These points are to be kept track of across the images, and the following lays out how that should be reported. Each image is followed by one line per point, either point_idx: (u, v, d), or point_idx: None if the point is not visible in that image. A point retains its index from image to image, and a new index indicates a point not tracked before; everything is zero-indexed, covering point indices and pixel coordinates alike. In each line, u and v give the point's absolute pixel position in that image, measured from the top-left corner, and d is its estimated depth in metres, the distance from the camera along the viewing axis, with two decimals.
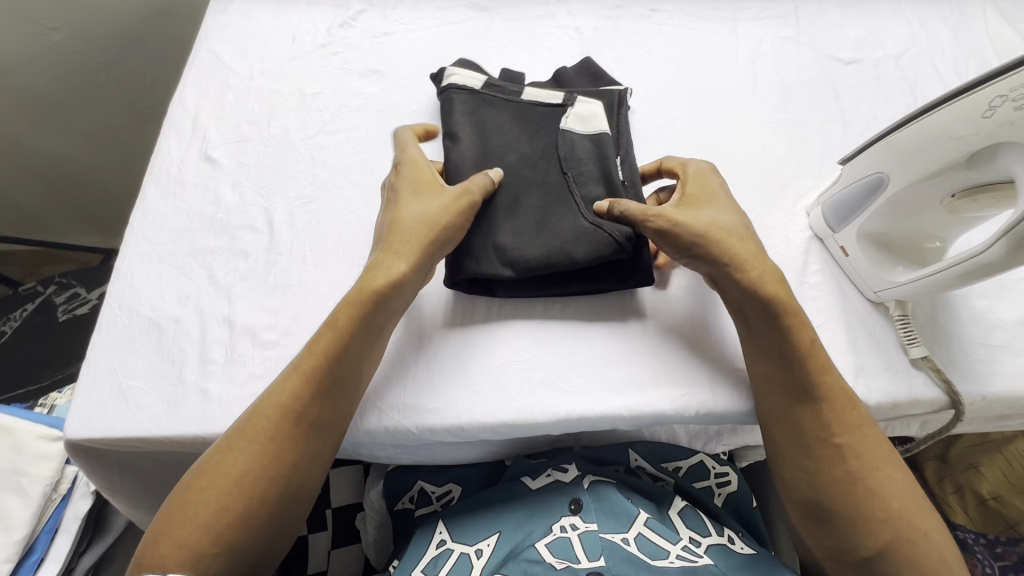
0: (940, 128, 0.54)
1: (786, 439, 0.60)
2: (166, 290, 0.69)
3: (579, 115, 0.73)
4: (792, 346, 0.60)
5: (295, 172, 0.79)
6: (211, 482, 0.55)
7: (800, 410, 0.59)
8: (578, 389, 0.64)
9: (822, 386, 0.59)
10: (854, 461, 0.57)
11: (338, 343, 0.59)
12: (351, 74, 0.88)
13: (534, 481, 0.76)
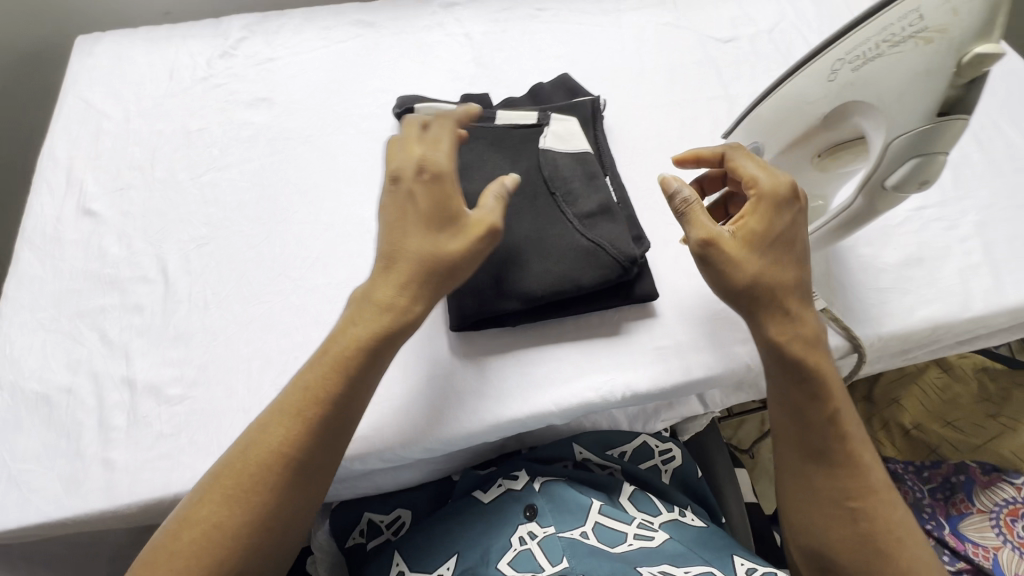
0: (795, 99, 0.56)
1: (802, 494, 0.60)
2: (54, 359, 0.64)
3: (557, 133, 0.76)
4: (812, 407, 0.59)
5: (187, 213, 0.75)
6: (181, 533, 0.51)
7: (814, 470, 0.59)
8: (503, 391, 0.64)
9: (840, 439, 0.59)
10: (866, 526, 0.57)
11: (334, 385, 0.55)
12: (238, 105, 0.85)
13: (485, 493, 0.75)
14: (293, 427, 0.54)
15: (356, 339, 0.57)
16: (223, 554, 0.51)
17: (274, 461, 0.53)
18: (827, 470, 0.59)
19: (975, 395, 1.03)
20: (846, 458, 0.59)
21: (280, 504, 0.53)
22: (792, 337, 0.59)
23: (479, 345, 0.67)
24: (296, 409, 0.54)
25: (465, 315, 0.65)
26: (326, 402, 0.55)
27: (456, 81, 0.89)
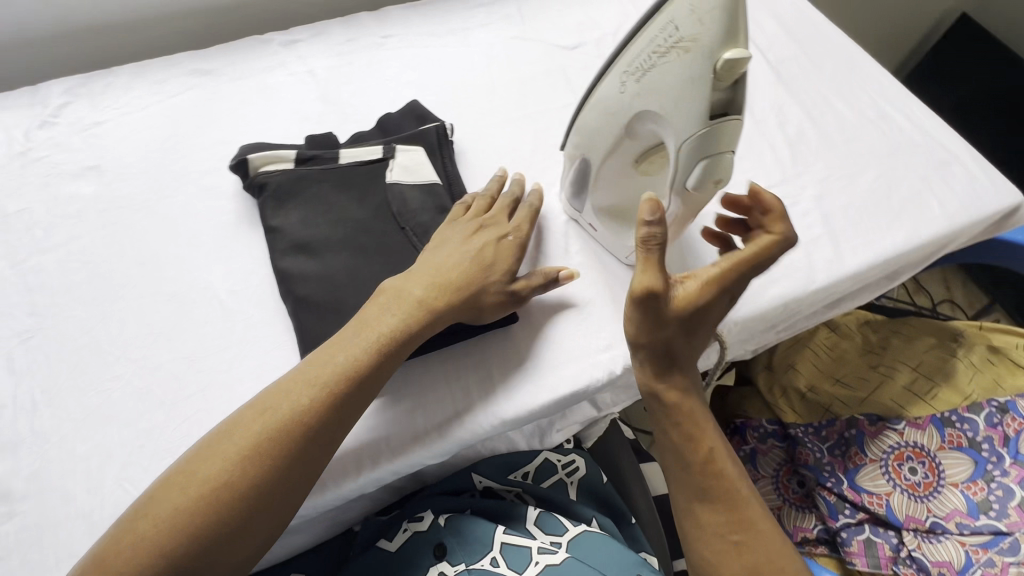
0: (601, 109, 0.60)
1: (690, 532, 0.63)
2: None
3: (404, 166, 0.75)
4: (687, 446, 0.63)
5: (8, 307, 0.69)
6: (172, 483, 0.52)
7: (698, 507, 0.63)
8: (368, 444, 0.63)
9: (716, 475, 0.63)
10: (745, 559, 0.60)
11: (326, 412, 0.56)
12: (62, 177, 0.79)
13: (391, 542, 0.71)
14: (317, 398, 0.56)
15: (383, 327, 0.60)
16: (216, 512, 0.52)
17: (286, 428, 0.55)
18: (706, 504, 0.62)
19: (860, 349, 1.09)
20: (725, 492, 0.62)
21: (271, 476, 0.53)
22: (665, 386, 0.64)
23: None
24: (312, 378, 0.57)
25: None
26: (348, 381, 0.57)
27: (301, 122, 0.86)
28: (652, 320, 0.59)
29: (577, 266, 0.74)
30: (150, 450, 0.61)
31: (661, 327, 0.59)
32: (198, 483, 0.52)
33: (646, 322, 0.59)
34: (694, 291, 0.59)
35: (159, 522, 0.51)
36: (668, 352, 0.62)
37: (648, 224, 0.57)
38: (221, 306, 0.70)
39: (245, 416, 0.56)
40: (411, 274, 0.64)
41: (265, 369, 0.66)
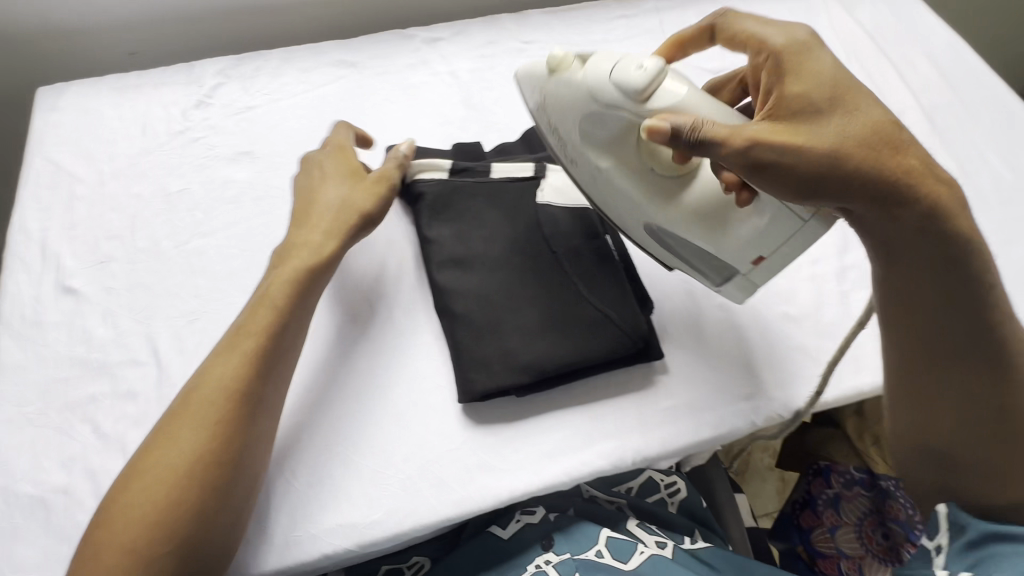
0: (591, 175, 0.65)
1: (911, 400, 0.62)
2: (46, 458, 0.61)
3: (556, 186, 0.74)
4: (940, 296, 0.56)
5: (174, 286, 0.72)
6: (156, 441, 0.56)
7: (938, 373, 0.60)
8: (515, 465, 0.64)
9: (992, 341, 0.57)
10: (1000, 430, 0.58)
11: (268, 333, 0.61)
12: (219, 160, 0.81)
13: (503, 529, 0.72)
14: (238, 367, 0.58)
15: (271, 299, 0.62)
16: (177, 497, 0.53)
17: (219, 410, 0.56)
18: (980, 367, 0.58)
19: None
20: (1006, 356, 0.57)
21: (222, 450, 0.55)
22: (946, 217, 0.53)
23: (489, 417, 0.66)
24: (233, 345, 0.60)
25: (472, 388, 0.64)
26: (269, 338, 0.61)
27: (445, 126, 0.86)
28: (793, 151, 0.52)
29: (721, 306, 0.74)
30: (311, 443, 0.64)
31: (812, 144, 0.52)
32: (162, 468, 0.54)
33: (793, 150, 0.52)
34: (821, 133, 0.52)
35: (136, 523, 0.52)
36: (860, 171, 0.51)
37: (673, 140, 0.54)
38: (373, 309, 0.72)
39: (171, 416, 0.57)
40: (308, 224, 0.68)
41: (410, 379, 0.68)
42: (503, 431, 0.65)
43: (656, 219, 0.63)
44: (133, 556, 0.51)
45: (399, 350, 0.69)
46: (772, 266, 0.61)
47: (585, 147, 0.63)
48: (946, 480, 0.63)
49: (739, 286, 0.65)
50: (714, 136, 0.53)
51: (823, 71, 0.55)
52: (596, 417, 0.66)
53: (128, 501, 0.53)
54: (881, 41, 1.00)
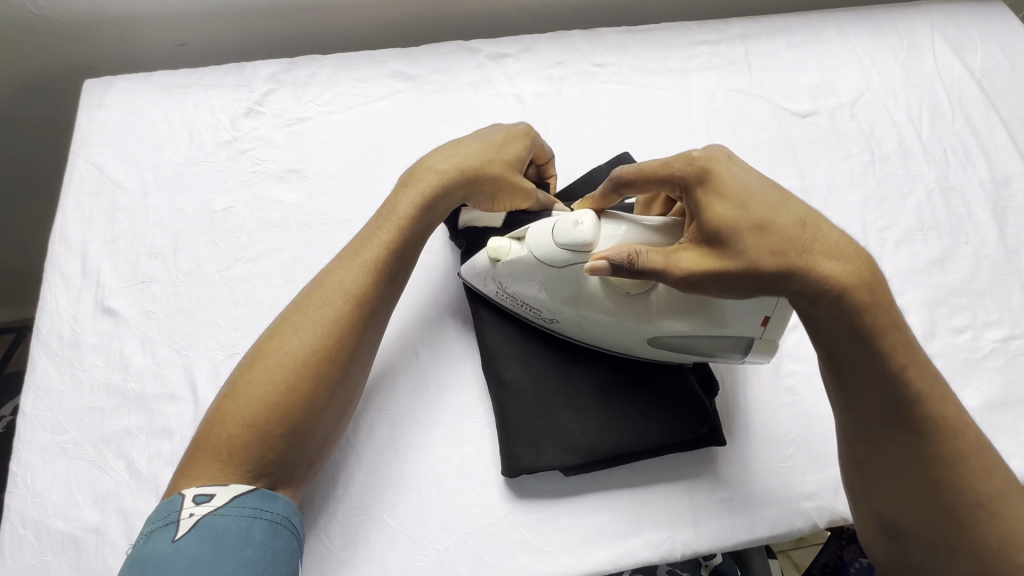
0: (575, 325, 0.60)
1: (856, 469, 0.52)
2: (79, 493, 0.60)
3: None
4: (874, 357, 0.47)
5: (215, 315, 0.69)
6: (277, 335, 0.55)
7: (889, 441, 0.49)
8: (558, 548, 0.60)
9: (927, 408, 0.48)
10: (943, 503, 0.48)
11: (397, 241, 0.60)
12: (267, 177, 0.77)
13: None
14: (363, 275, 0.58)
15: (400, 216, 0.61)
16: (297, 386, 0.52)
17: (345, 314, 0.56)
18: (909, 439, 0.48)
19: None
20: (939, 424, 0.48)
21: (342, 351, 0.55)
22: (850, 276, 0.46)
23: (533, 492, 0.62)
24: (356, 252, 0.59)
25: (517, 463, 0.60)
26: (393, 252, 0.60)
27: None
28: (717, 263, 0.47)
29: (790, 390, 0.68)
30: (345, 504, 0.61)
31: (732, 247, 0.47)
32: (285, 355, 0.53)
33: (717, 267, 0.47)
34: (748, 235, 0.47)
35: (256, 399, 0.51)
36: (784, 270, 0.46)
37: (620, 274, 0.50)
38: (417, 359, 0.67)
39: (297, 309, 0.56)
40: (437, 154, 0.65)
41: (451, 442, 0.64)
42: (545, 509, 0.62)
43: (657, 331, 0.56)
44: (251, 428, 0.50)
45: (441, 409, 0.65)
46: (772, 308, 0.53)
47: (548, 304, 0.59)
48: (901, 555, 0.51)
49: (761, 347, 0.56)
50: (655, 266, 0.49)
51: (721, 172, 0.50)
52: (646, 504, 0.62)
53: (248, 380, 0.52)
54: (992, 93, 0.90)
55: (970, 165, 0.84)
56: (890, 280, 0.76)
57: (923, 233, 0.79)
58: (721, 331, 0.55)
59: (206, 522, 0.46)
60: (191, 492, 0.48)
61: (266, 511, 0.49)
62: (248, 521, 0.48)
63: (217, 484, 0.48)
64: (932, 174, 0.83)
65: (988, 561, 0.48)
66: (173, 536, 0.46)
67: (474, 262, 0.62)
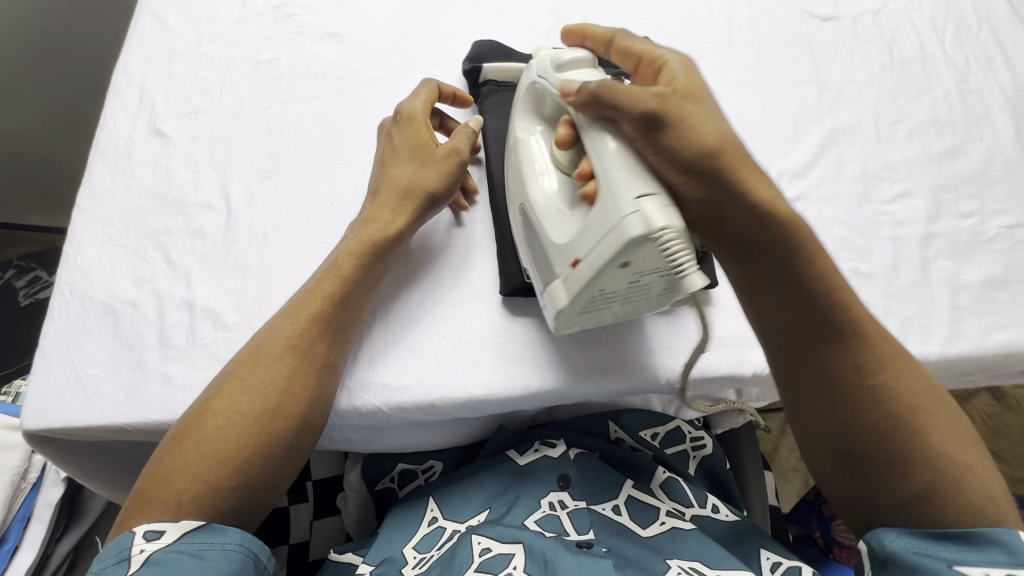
0: (512, 177, 0.65)
1: (792, 370, 0.56)
2: (120, 274, 0.66)
3: None
4: (820, 291, 0.53)
5: (251, 145, 0.75)
6: (212, 407, 0.53)
7: (826, 358, 0.54)
8: (550, 361, 0.64)
9: (850, 327, 0.53)
10: (877, 415, 0.51)
11: (341, 289, 0.60)
12: (308, 38, 0.83)
13: (520, 455, 0.71)
14: (309, 327, 0.58)
15: (345, 264, 0.61)
16: (242, 425, 0.53)
17: (291, 347, 0.56)
18: (846, 352, 0.53)
19: None
20: (853, 338, 0.53)
21: (287, 390, 0.55)
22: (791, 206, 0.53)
23: (528, 312, 0.66)
24: (301, 305, 0.59)
25: (513, 279, 0.65)
26: (350, 298, 0.61)
27: (530, 35, 0.85)
28: (669, 139, 0.50)
29: None
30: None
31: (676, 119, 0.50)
32: (228, 396, 0.54)
33: (661, 140, 0.50)
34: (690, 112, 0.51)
35: (198, 445, 0.52)
36: (721, 172, 0.51)
37: (580, 99, 0.52)
38: None
39: (240, 362, 0.56)
40: (371, 205, 0.65)
41: (457, 265, 0.68)
42: (538, 329, 0.65)
43: (529, 198, 0.60)
44: (199, 483, 0.50)
45: (449, 236, 0.70)
46: (580, 278, 0.52)
47: (528, 128, 0.63)
48: (862, 486, 0.52)
49: (553, 299, 0.56)
50: (617, 103, 0.50)
51: (692, 75, 0.56)
52: (639, 338, 0.65)
53: (195, 423, 0.53)
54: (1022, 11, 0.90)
55: (992, 73, 0.84)
56: (898, 166, 0.77)
57: (937, 127, 0.80)
58: (552, 245, 0.55)
59: (157, 558, 0.46)
60: (142, 528, 0.48)
61: (222, 542, 0.49)
62: (197, 556, 0.47)
63: (167, 519, 0.48)
64: (951, 78, 0.84)
65: (940, 478, 0.49)
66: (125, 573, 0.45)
67: (522, 95, 0.64)
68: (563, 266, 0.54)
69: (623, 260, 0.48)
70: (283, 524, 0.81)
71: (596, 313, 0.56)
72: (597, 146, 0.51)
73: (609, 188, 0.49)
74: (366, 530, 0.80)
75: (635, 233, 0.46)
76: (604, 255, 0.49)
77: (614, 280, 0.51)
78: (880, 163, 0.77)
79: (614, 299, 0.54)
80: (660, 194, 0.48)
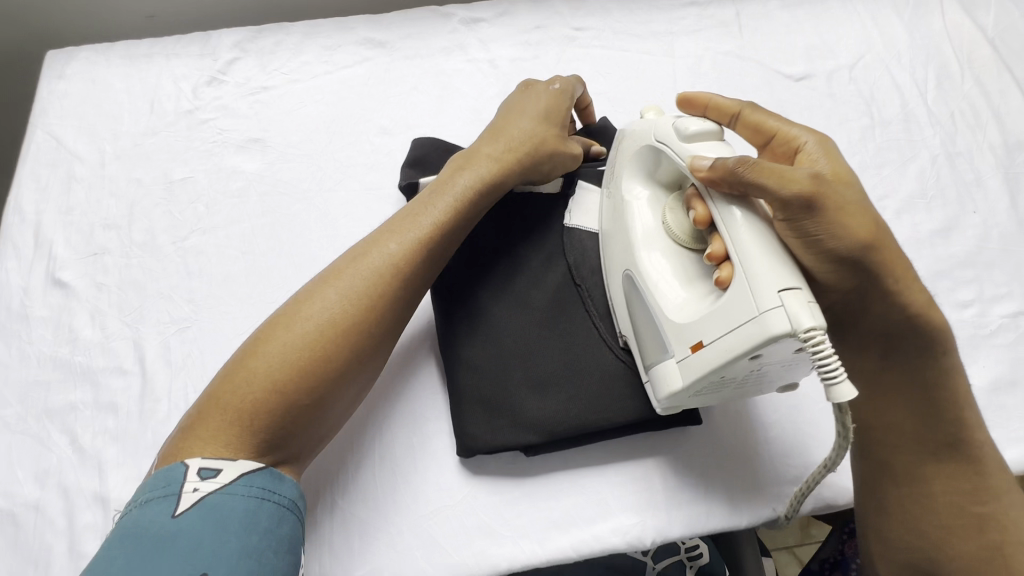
0: (608, 233, 0.60)
1: (871, 472, 0.54)
2: (21, 468, 0.57)
3: (585, 209, 0.64)
4: (942, 397, 0.51)
5: (167, 288, 0.66)
6: (229, 393, 0.47)
7: (931, 470, 0.52)
8: (519, 533, 0.56)
9: (956, 439, 0.51)
10: (978, 543, 0.51)
11: (402, 274, 0.54)
12: (227, 147, 0.74)
13: None
14: (364, 302, 0.52)
15: (413, 231, 0.55)
16: (286, 420, 0.47)
17: (338, 344, 0.50)
18: (942, 470, 0.52)
19: None
20: (960, 450, 0.52)
21: (344, 383, 0.51)
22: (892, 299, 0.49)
23: (490, 470, 0.58)
24: (339, 269, 0.53)
25: (472, 440, 0.57)
26: (428, 248, 0.55)
27: (477, 125, 0.76)
28: (824, 227, 0.46)
29: None
30: (325, 458, 0.59)
31: (841, 218, 0.46)
32: (257, 380, 0.47)
33: (806, 225, 0.46)
34: (799, 190, 0.45)
35: (227, 432, 0.45)
36: (875, 268, 0.47)
37: (714, 179, 0.47)
38: None
39: (297, 303, 0.51)
40: (384, 230, 0.56)
41: (415, 421, 0.61)
42: (504, 490, 0.58)
43: (639, 263, 0.54)
44: (277, 392, 0.47)
45: (400, 383, 0.62)
46: (704, 365, 0.47)
47: (632, 190, 0.58)
48: None
49: (664, 379, 0.52)
50: (763, 184, 0.45)
51: (836, 158, 0.51)
52: (617, 493, 0.58)
53: (235, 377, 0.47)
54: (1007, 53, 0.83)
55: (980, 130, 0.77)
56: None
57: (927, 201, 0.73)
58: (665, 321, 0.51)
59: (212, 500, 0.42)
60: (196, 465, 0.43)
61: (275, 493, 0.45)
62: (257, 501, 0.43)
63: (224, 458, 0.44)
64: (937, 140, 0.77)
65: None
66: (173, 511, 0.41)
67: (633, 152, 0.57)
68: (674, 346, 0.50)
69: (756, 354, 0.44)
70: None
71: (705, 394, 0.52)
72: (726, 219, 0.47)
73: (748, 272, 0.44)
74: None
75: (781, 330, 0.42)
76: (742, 345, 0.44)
77: (735, 371, 0.47)
78: None
79: (728, 384, 0.50)
80: (804, 290, 0.43)
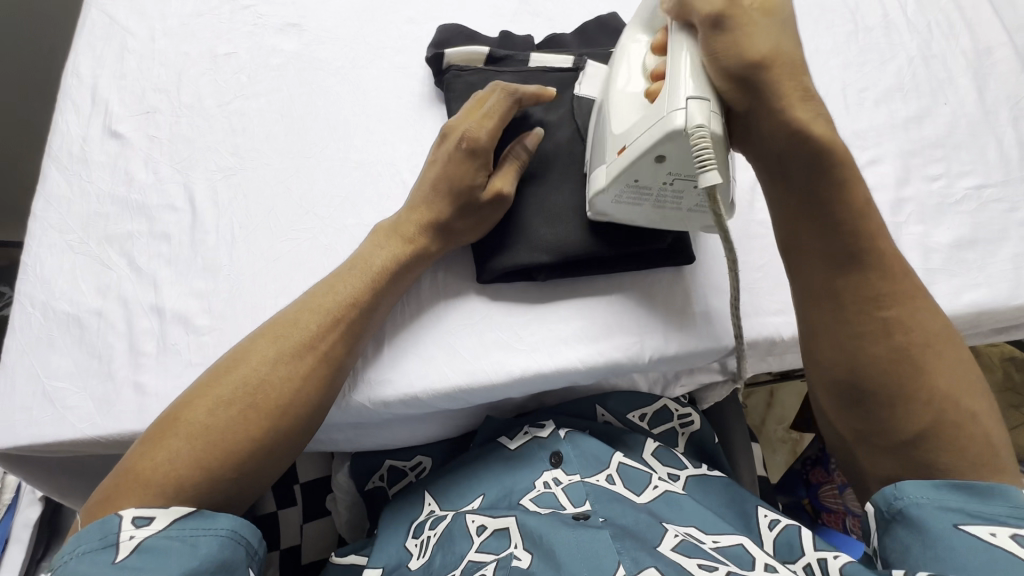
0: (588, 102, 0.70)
1: (796, 291, 0.58)
2: (84, 282, 0.64)
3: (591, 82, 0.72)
4: (849, 198, 0.55)
5: (213, 142, 0.72)
6: (212, 391, 0.52)
7: (845, 279, 0.55)
8: (532, 347, 0.63)
9: (870, 252, 0.55)
10: (885, 351, 0.52)
11: (369, 296, 0.59)
12: (266, 29, 0.81)
13: (511, 440, 0.68)
14: (325, 325, 0.56)
15: (377, 264, 0.60)
16: (256, 433, 0.51)
17: (307, 346, 0.55)
18: (853, 310, 0.54)
19: (999, 384, 1.05)
20: (866, 249, 0.54)
21: (310, 402, 0.54)
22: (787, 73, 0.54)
23: (506, 295, 0.65)
24: (332, 284, 0.59)
25: (492, 266, 0.64)
26: (393, 270, 0.60)
27: (496, 18, 0.83)
28: (726, 42, 0.53)
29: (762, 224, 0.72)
30: None
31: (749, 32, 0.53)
32: (237, 384, 0.52)
33: (717, 41, 0.53)
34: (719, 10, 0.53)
35: (187, 443, 0.49)
36: (770, 86, 0.53)
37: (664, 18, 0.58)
38: (403, 183, 0.72)
39: (257, 343, 0.55)
40: (376, 240, 0.62)
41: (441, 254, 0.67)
42: (518, 313, 0.65)
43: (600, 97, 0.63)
44: (203, 471, 0.48)
45: None
46: (624, 162, 0.55)
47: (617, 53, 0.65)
48: (864, 424, 0.53)
49: (594, 183, 0.60)
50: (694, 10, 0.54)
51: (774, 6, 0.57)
52: (620, 317, 0.65)
53: (232, 368, 0.53)
54: None
55: (953, 38, 0.85)
56: (866, 133, 0.77)
57: (903, 94, 0.80)
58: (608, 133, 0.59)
59: (148, 543, 0.44)
60: (130, 513, 0.45)
61: (209, 528, 0.46)
62: (186, 543, 0.45)
63: (182, 473, 0.47)
64: (914, 44, 0.84)
65: (940, 408, 0.50)
66: (110, 560, 0.43)
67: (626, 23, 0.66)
68: (607, 155, 0.58)
69: (659, 153, 0.53)
70: (273, 530, 0.81)
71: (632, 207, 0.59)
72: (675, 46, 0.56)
73: (670, 80, 0.53)
74: (359, 532, 0.80)
75: (677, 125, 0.51)
76: (650, 142, 0.52)
77: (650, 175, 0.55)
78: (849, 131, 0.77)
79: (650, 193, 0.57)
80: (708, 101, 0.52)
